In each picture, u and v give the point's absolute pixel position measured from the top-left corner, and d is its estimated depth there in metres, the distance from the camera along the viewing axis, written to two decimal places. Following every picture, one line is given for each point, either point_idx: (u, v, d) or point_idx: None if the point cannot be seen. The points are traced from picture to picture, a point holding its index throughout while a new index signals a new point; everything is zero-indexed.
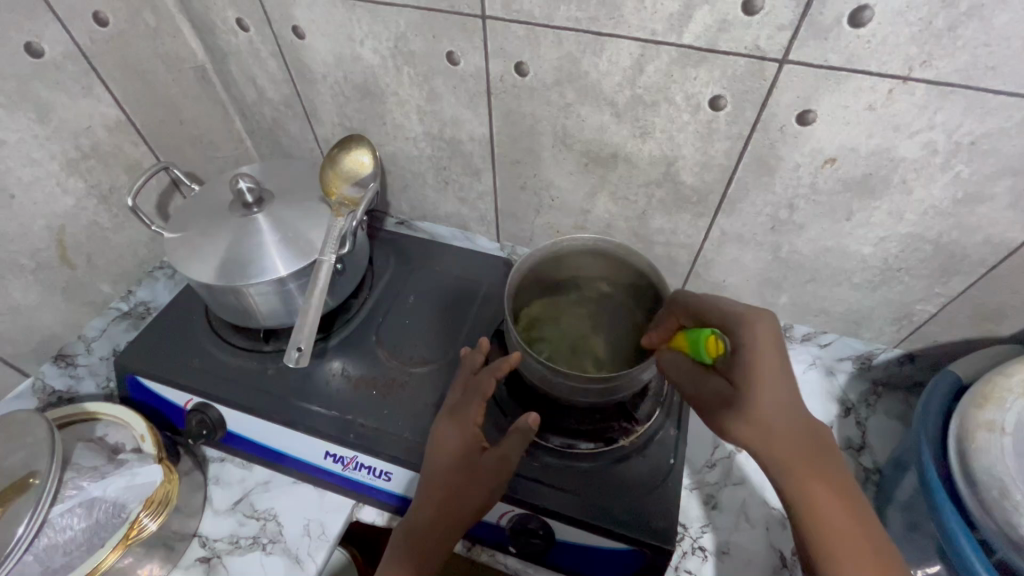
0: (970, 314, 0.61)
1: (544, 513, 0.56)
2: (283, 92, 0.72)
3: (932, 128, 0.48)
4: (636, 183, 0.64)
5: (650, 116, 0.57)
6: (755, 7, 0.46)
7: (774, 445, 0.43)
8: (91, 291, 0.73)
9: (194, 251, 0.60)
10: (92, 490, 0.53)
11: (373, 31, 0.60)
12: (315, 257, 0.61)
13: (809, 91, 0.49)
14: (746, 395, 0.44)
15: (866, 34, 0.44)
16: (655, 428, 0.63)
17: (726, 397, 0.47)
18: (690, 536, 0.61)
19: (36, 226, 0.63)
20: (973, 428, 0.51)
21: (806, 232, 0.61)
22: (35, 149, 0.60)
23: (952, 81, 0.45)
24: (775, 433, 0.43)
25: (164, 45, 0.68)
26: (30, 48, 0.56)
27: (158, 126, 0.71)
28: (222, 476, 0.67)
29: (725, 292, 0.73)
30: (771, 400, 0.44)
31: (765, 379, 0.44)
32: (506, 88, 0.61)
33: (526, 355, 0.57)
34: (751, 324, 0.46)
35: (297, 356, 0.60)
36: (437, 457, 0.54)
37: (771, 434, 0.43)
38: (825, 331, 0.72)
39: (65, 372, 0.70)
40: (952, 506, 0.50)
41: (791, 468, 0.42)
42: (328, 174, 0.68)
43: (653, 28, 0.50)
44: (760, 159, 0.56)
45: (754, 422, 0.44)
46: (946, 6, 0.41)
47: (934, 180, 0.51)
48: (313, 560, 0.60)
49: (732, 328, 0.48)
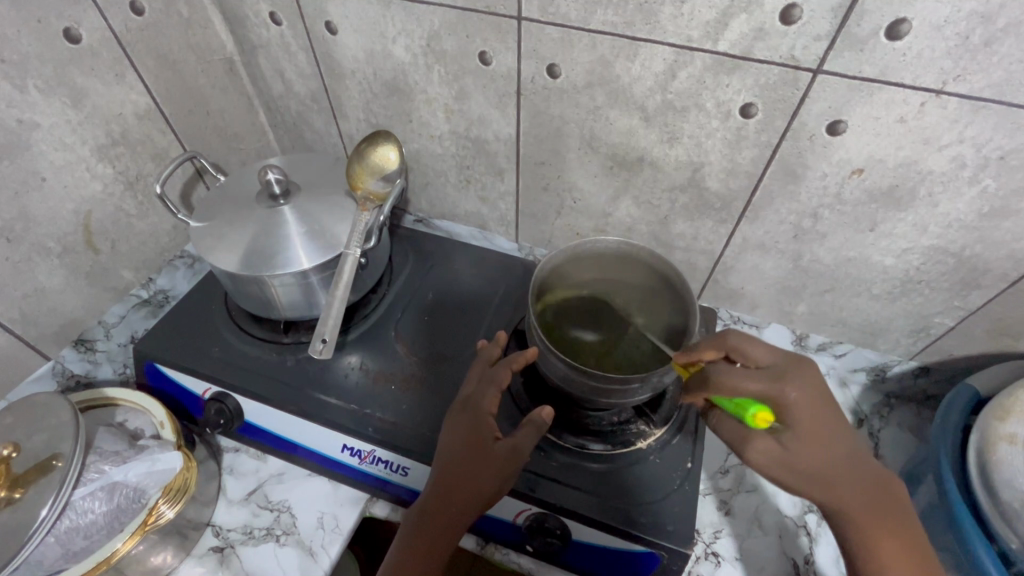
0: (989, 328, 0.61)
1: (561, 512, 0.56)
2: (311, 86, 0.73)
3: (962, 142, 0.49)
4: (661, 187, 0.65)
5: (679, 122, 0.57)
6: (792, 18, 0.46)
7: (847, 502, 0.44)
8: (113, 276, 0.73)
9: (221, 240, 0.60)
10: (114, 475, 0.53)
11: (406, 28, 0.61)
12: (341, 251, 0.61)
13: (841, 101, 0.50)
14: (804, 462, 0.45)
15: (902, 47, 0.45)
16: (673, 432, 0.62)
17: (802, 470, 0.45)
18: (703, 541, 0.61)
19: (65, 210, 0.63)
20: (993, 440, 0.51)
21: (828, 241, 0.61)
22: (68, 134, 0.60)
23: (985, 96, 0.45)
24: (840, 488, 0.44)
25: (195, 35, 0.68)
26: (68, 34, 0.57)
27: (187, 116, 0.72)
28: (237, 466, 0.67)
29: (742, 299, 0.74)
30: (833, 462, 0.45)
31: (817, 437, 0.45)
32: (536, 89, 0.61)
33: (550, 353, 0.55)
34: (809, 389, 0.46)
35: (321, 348, 0.61)
36: (448, 445, 0.54)
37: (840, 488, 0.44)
38: (840, 341, 0.73)
39: (84, 357, 0.70)
40: (973, 519, 0.51)
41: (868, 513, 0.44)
42: (354, 168, 0.67)
43: (689, 34, 0.51)
44: (788, 168, 0.57)
45: (827, 478, 0.44)
46: (984, 22, 0.42)
47: (960, 194, 0.52)
48: (327, 553, 0.60)
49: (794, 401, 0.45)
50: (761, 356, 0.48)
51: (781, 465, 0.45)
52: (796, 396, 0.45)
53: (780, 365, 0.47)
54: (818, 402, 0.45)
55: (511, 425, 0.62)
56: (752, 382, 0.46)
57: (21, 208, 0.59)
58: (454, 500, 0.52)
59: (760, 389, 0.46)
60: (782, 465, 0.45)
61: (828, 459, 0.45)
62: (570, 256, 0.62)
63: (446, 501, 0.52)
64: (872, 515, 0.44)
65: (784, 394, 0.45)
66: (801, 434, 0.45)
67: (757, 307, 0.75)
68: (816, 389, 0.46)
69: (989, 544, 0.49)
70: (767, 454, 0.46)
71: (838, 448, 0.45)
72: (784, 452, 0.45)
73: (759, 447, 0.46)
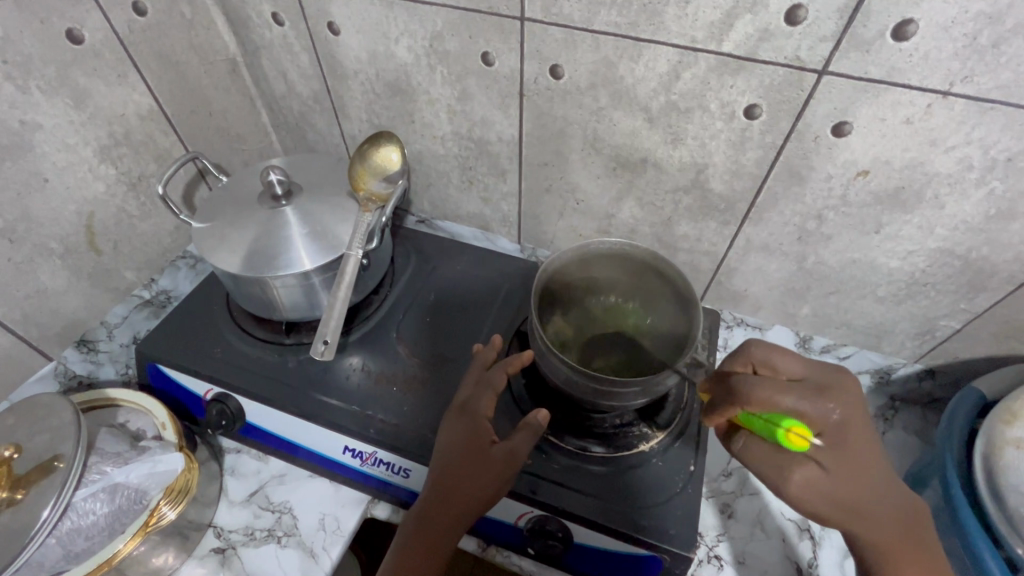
0: (995, 332, 0.61)
1: (563, 514, 0.56)
2: (313, 87, 0.73)
3: (969, 143, 0.48)
4: (664, 189, 0.64)
5: (683, 123, 0.57)
6: (798, 18, 0.46)
7: (879, 524, 0.46)
8: (115, 277, 0.73)
9: (223, 242, 0.60)
10: (116, 476, 0.53)
11: (409, 29, 0.61)
12: (343, 252, 0.61)
13: (847, 102, 0.49)
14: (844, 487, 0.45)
15: (908, 48, 0.45)
16: (675, 435, 0.62)
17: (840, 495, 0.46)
18: (705, 544, 0.61)
19: (68, 211, 0.63)
20: (1000, 444, 0.51)
21: (833, 243, 0.61)
22: (71, 135, 0.60)
23: (992, 97, 0.45)
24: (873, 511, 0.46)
25: (198, 36, 0.68)
26: (71, 34, 0.57)
27: (189, 117, 0.72)
28: (238, 467, 0.67)
29: (745, 301, 0.74)
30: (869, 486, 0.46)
31: (855, 460, 0.46)
32: (539, 90, 0.61)
33: (550, 355, 0.55)
34: (849, 410, 0.47)
35: (323, 349, 0.61)
36: (445, 450, 0.54)
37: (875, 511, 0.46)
38: (844, 343, 0.72)
39: (86, 357, 0.70)
40: (978, 524, 0.50)
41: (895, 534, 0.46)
42: (356, 169, 0.67)
43: (693, 35, 0.50)
44: (792, 169, 0.56)
45: (866, 500, 0.46)
46: (992, 23, 0.42)
47: (967, 196, 0.51)
48: (328, 554, 0.60)
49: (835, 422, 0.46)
50: (793, 369, 0.49)
51: (820, 490, 0.46)
52: (840, 418, 0.46)
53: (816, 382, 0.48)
54: (859, 426, 0.46)
55: (512, 428, 0.62)
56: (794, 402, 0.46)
57: (23, 208, 0.59)
58: (452, 503, 0.52)
59: (801, 406, 0.45)
60: (824, 492, 0.46)
61: (864, 481, 0.46)
62: (572, 258, 0.61)
63: (445, 503, 0.52)
64: (900, 538, 0.46)
65: (828, 416, 0.46)
66: (842, 459, 0.46)
67: (761, 309, 0.74)
68: (855, 411, 0.47)
69: (996, 549, 0.49)
70: (809, 478, 0.46)
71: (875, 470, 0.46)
72: (827, 477, 0.45)
73: (802, 472, 0.46)
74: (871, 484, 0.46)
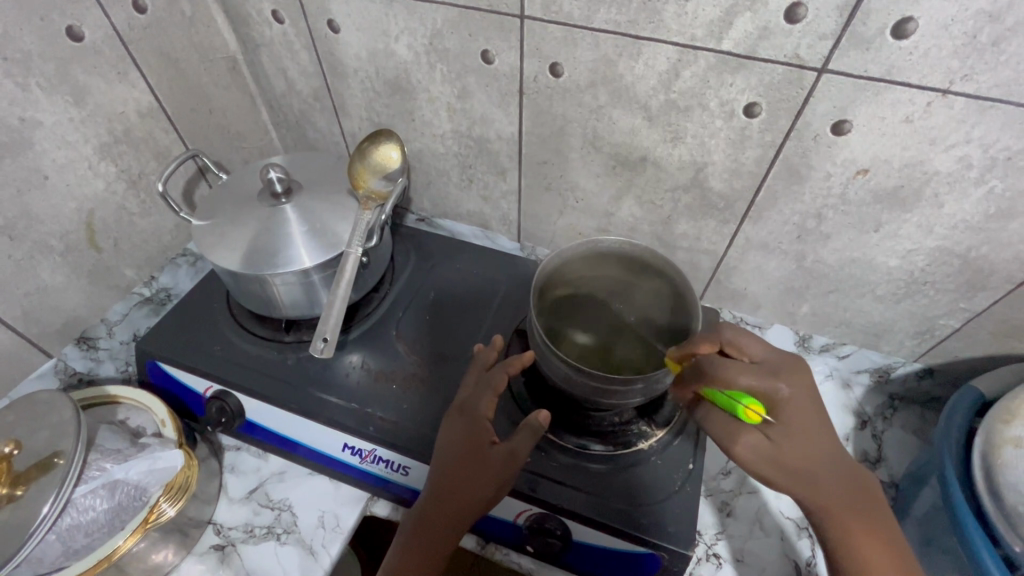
0: (994, 331, 0.61)
1: (562, 513, 0.56)
2: (313, 84, 0.73)
3: (968, 142, 0.48)
4: (663, 187, 0.64)
5: (683, 121, 0.57)
6: (798, 16, 0.46)
7: (828, 494, 0.46)
8: (116, 275, 0.73)
9: (223, 239, 0.60)
10: (115, 472, 0.53)
11: (409, 27, 0.61)
12: (342, 250, 0.61)
13: (846, 101, 0.49)
14: (791, 459, 0.46)
15: (908, 46, 0.45)
16: (674, 433, 0.62)
17: (785, 465, 0.46)
18: (704, 542, 0.61)
19: (68, 209, 0.63)
20: (998, 443, 0.51)
21: (832, 242, 0.61)
22: (71, 132, 0.61)
23: (992, 96, 0.45)
24: (823, 483, 0.46)
25: (198, 33, 0.68)
26: (71, 32, 0.57)
27: (189, 114, 0.72)
28: (238, 464, 0.67)
29: (745, 299, 0.74)
30: (819, 458, 0.47)
31: (804, 433, 0.47)
32: (539, 88, 0.61)
33: (551, 353, 0.55)
34: (798, 384, 0.48)
35: (322, 347, 0.61)
36: (445, 450, 0.54)
37: (823, 482, 0.46)
38: (844, 342, 0.72)
39: (86, 355, 0.70)
40: (976, 523, 0.50)
41: (844, 503, 0.46)
42: (356, 167, 0.67)
43: (693, 33, 0.50)
44: (792, 168, 0.56)
45: (812, 472, 0.46)
46: (991, 21, 0.42)
47: (966, 195, 0.51)
48: (327, 552, 0.60)
49: (783, 395, 0.47)
50: (756, 351, 0.50)
51: (766, 459, 0.47)
52: (788, 392, 0.48)
53: (769, 358, 0.50)
54: (807, 401, 0.48)
55: (512, 426, 0.62)
56: (746, 378, 0.47)
57: (23, 205, 0.59)
58: (451, 504, 0.52)
59: (756, 384, 0.47)
60: (771, 461, 0.47)
61: (813, 454, 0.47)
62: (572, 257, 0.62)
63: (444, 504, 0.52)
64: (850, 510, 0.46)
65: (779, 390, 0.47)
66: (791, 431, 0.47)
67: (760, 308, 0.74)
68: (806, 387, 0.48)
69: (993, 548, 0.49)
70: (755, 449, 0.47)
71: (825, 444, 0.47)
72: (772, 447, 0.47)
73: (747, 443, 0.47)
74: (820, 456, 0.47)
